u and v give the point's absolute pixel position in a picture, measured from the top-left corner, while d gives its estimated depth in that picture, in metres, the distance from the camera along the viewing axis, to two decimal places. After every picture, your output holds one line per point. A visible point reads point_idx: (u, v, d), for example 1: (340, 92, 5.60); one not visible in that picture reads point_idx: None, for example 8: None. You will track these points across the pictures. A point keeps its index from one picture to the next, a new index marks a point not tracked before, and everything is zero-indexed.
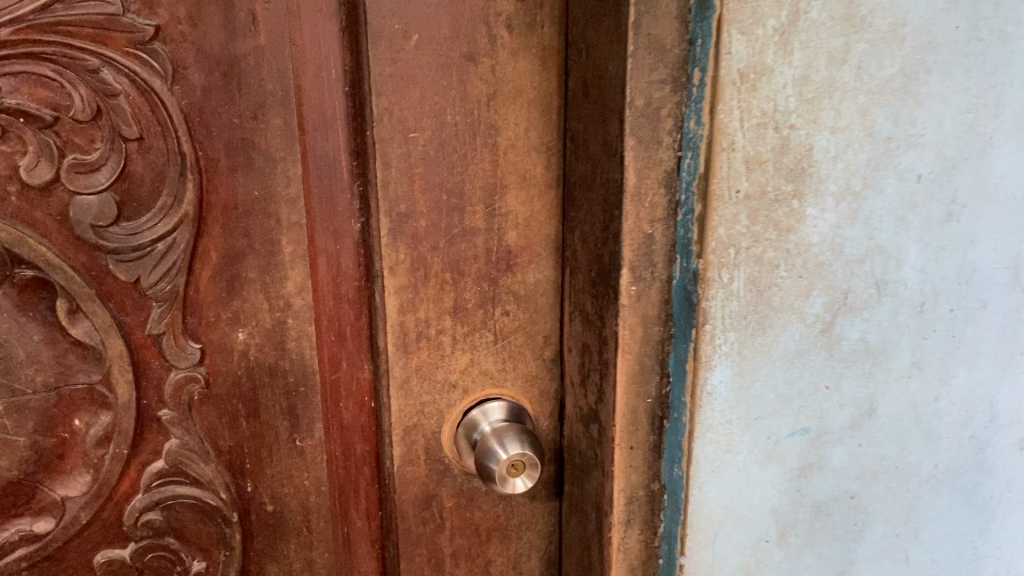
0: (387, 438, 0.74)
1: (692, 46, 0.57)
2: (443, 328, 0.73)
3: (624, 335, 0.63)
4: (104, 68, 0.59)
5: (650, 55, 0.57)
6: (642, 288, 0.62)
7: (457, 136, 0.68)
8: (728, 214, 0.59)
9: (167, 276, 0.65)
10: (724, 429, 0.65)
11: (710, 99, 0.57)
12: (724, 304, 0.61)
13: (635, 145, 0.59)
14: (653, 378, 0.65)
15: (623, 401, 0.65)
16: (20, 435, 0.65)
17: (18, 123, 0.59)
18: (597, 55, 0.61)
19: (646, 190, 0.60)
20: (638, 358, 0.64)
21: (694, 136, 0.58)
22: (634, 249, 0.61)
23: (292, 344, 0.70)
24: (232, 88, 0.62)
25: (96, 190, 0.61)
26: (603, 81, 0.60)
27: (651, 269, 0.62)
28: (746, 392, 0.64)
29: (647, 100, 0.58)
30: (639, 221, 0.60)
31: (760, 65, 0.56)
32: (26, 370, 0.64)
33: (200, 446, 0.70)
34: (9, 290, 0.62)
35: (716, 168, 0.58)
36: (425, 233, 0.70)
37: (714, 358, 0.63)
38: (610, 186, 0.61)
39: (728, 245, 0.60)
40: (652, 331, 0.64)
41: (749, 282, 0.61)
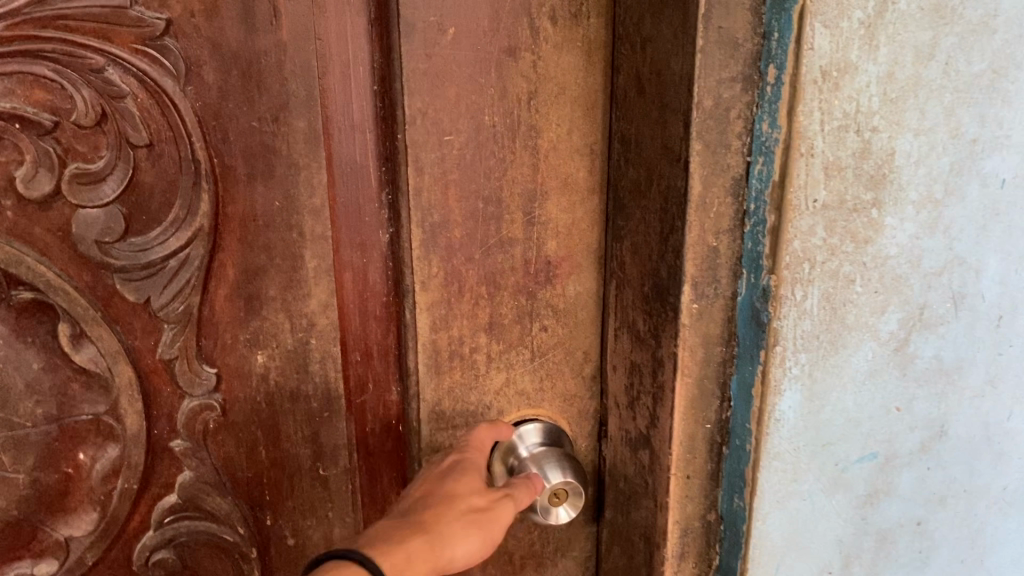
0: (415, 465, 0.68)
1: (767, 40, 0.51)
2: (478, 346, 0.67)
3: (684, 357, 0.58)
4: (109, 67, 0.53)
5: (721, 51, 0.51)
6: (704, 306, 0.57)
7: (495, 138, 0.62)
8: (804, 225, 0.53)
9: (182, 296, 0.59)
10: (790, 457, 0.60)
11: (787, 99, 0.51)
12: (796, 323, 0.56)
13: (702, 150, 0.53)
14: (713, 403, 0.60)
15: (679, 428, 0.60)
16: (19, 473, 0.59)
17: (14, 130, 0.52)
18: (659, 49, 0.55)
19: (712, 199, 0.54)
20: (698, 382, 0.59)
21: (767, 139, 0.53)
22: (697, 263, 0.55)
23: (315, 367, 0.64)
24: (251, 88, 0.56)
25: (102, 203, 0.55)
26: (663, 79, 0.55)
27: (714, 285, 0.57)
28: (814, 416, 0.59)
29: (715, 100, 0.52)
30: (704, 232, 0.55)
31: (843, 62, 0.50)
32: (24, 402, 0.58)
33: (216, 478, 0.64)
34: (6, 313, 0.56)
35: (793, 176, 0.52)
36: (460, 245, 0.64)
37: (783, 381, 0.57)
38: (671, 194, 0.55)
39: (803, 259, 0.54)
40: (714, 352, 0.58)
41: (823, 299, 0.56)
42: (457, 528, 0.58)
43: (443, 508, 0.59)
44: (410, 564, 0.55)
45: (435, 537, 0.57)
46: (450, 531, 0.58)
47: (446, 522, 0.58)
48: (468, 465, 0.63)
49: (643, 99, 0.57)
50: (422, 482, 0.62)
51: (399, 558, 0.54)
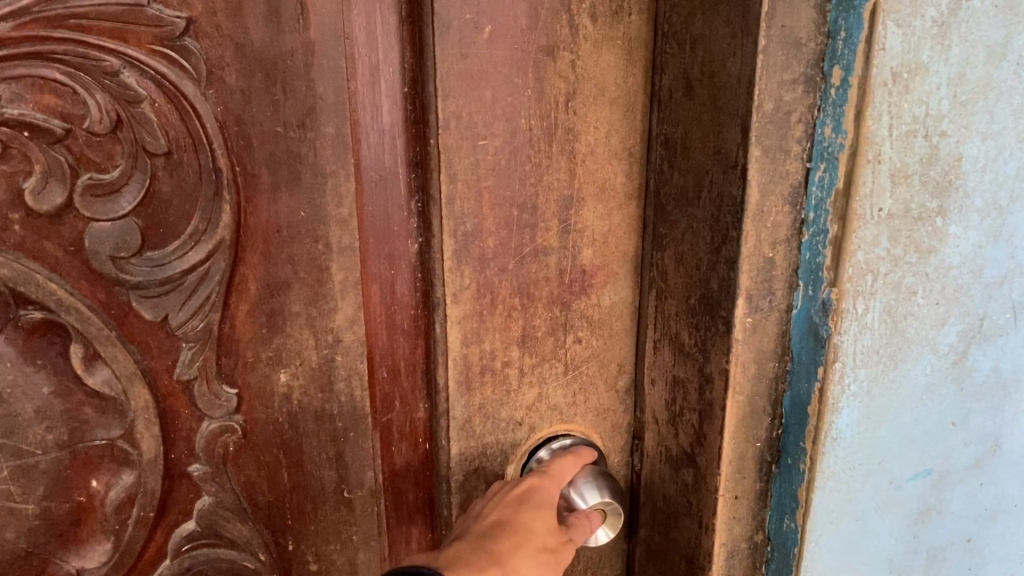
0: (445, 484, 0.65)
1: (832, 40, 0.48)
2: (510, 360, 0.64)
3: (736, 373, 0.54)
4: (125, 70, 0.49)
5: (784, 51, 0.48)
6: (758, 320, 0.54)
7: (531, 142, 0.58)
8: (868, 236, 0.50)
9: (203, 313, 0.55)
10: (845, 477, 0.57)
11: (855, 102, 0.48)
12: (857, 338, 0.53)
13: (760, 156, 0.49)
14: (764, 421, 0.57)
15: (730, 447, 0.56)
16: (28, 503, 0.55)
17: (22, 138, 0.48)
18: (716, 48, 0.51)
19: (769, 207, 0.51)
20: (750, 399, 0.56)
21: (830, 145, 0.50)
22: (753, 275, 0.52)
23: (340, 386, 0.61)
24: (276, 90, 0.52)
25: (117, 217, 0.51)
26: (717, 80, 0.51)
27: (769, 298, 0.53)
28: (871, 434, 0.56)
29: (776, 103, 0.48)
30: (760, 243, 0.51)
31: (915, 63, 0.48)
32: (34, 429, 0.54)
33: (236, 503, 0.61)
34: (13, 335, 0.51)
35: (859, 184, 0.49)
36: (494, 254, 0.60)
37: (841, 400, 0.54)
38: (724, 202, 0.52)
39: (866, 271, 0.51)
40: (767, 368, 0.56)
41: (884, 313, 0.53)
42: (526, 562, 0.57)
43: (518, 540, 0.57)
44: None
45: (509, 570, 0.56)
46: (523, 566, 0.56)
47: (521, 557, 0.57)
48: (541, 497, 0.61)
49: (692, 101, 0.54)
50: (489, 511, 0.60)
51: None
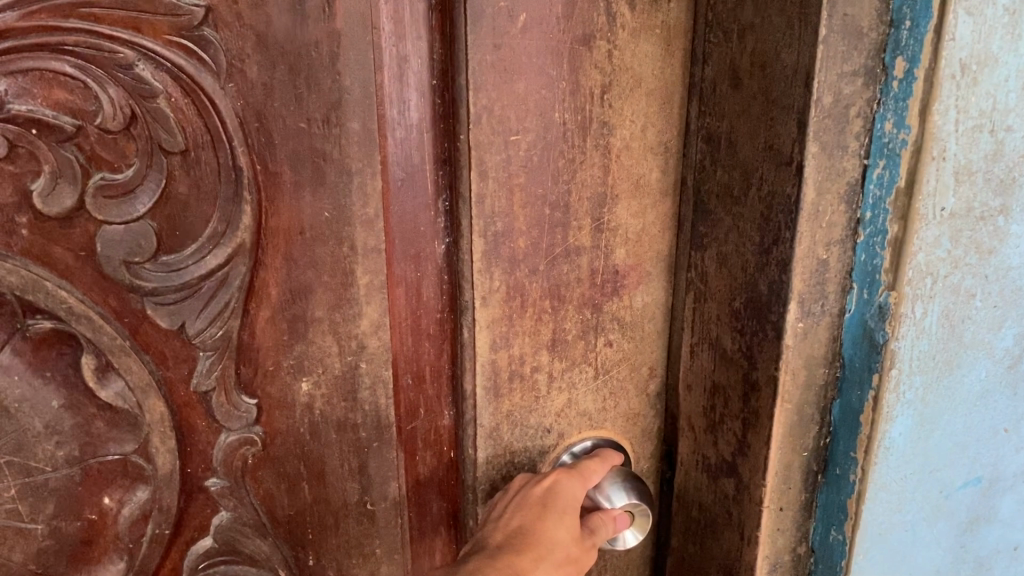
0: (470, 496, 0.62)
1: (896, 29, 0.47)
2: (539, 365, 0.61)
3: (786, 381, 0.53)
4: (140, 63, 0.46)
5: (845, 41, 0.46)
6: (810, 325, 0.52)
7: (564, 137, 0.55)
8: (929, 237, 0.49)
9: (221, 319, 0.52)
10: (896, 486, 0.56)
11: (920, 96, 0.46)
12: (914, 344, 0.51)
13: (818, 152, 0.48)
14: (812, 429, 0.56)
15: (777, 457, 0.55)
16: (37, 523, 0.52)
17: (30, 136, 0.45)
18: (772, 37, 0.49)
19: (825, 207, 0.50)
20: (800, 405, 0.54)
21: (890, 141, 0.48)
22: (806, 277, 0.51)
23: (364, 394, 0.58)
24: (300, 83, 0.49)
25: (131, 220, 0.48)
26: (770, 71, 0.50)
27: (821, 302, 0.52)
28: (923, 441, 0.55)
29: (835, 97, 0.47)
30: (815, 243, 0.50)
31: (983, 54, 0.46)
32: (43, 444, 0.51)
33: (255, 518, 0.58)
34: (19, 346, 0.49)
35: (923, 182, 0.48)
36: (524, 255, 0.57)
37: (895, 409, 0.53)
38: (777, 200, 0.51)
39: (925, 274, 0.50)
40: (817, 374, 0.54)
41: (942, 316, 0.52)
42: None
43: (538, 553, 0.55)
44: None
45: None
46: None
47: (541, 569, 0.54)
48: (561, 499, 0.58)
49: (742, 91, 0.53)
50: (512, 518, 0.56)
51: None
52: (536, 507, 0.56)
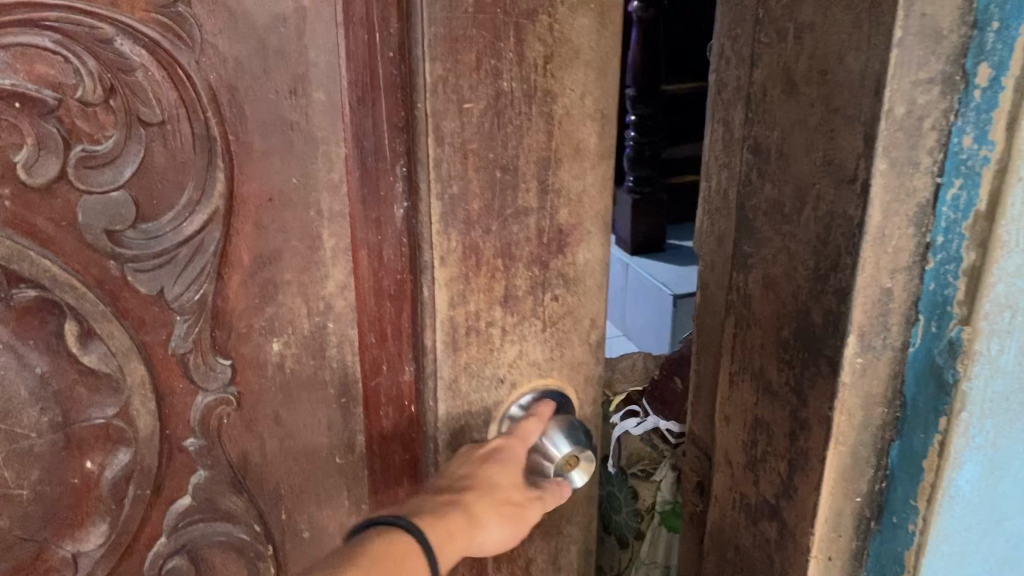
0: (433, 446, 0.64)
1: (981, 32, 0.54)
2: (493, 319, 0.65)
3: (842, 420, 0.63)
4: (118, 38, 0.48)
5: (922, 43, 0.54)
6: (868, 359, 0.62)
7: (513, 105, 0.60)
8: (1006, 266, 0.58)
9: (197, 283, 0.54)
10: (959, 529, 0.66)
11: (1006, 104, 0.54)
12: (987, 381, 0.61)
13: (886, 169, 0.56)
14: (867, 474, 0.67)
15: (827, 502, 0.66)
16: (24, 488, 0.54)
17: (13, 109, 0.47)
18: (835, 45, 0.58)
19: (891, 230, 0.58)
20: (853, 448, 0.65)
21: (969, 161, 0.57)
22: (868, 307, 0.60)
23: (332, 352, 0.61)
24: (269, 54, 0.52)
25: (110, 189, 0.50)
26: (831, 79, 0.58)
27: (883, 336, 0.62)
28: (992, 488, 0.65)
29: (909, 106, 0.55)
30: (878, 272, 0.59)
31: None
32: (28, 411, 0.53)
33: (230, 477, 0.60)
34: (4, 314, 0.50)
35: (1005, 208, 0.56)
36: (478, 217, 0.61)
37: (963, 453, 0.62)
38: (839, 222, 0.59)
39: (1000, 306, 0.58)
40: (874, 415, 0.65)
41: (1016, 354, 0.61)
42: (491, 514, 0.60)
43: (482, 492, 0.60)
44: (451, 540, 0.56)
45: (472, 518, 0.58)
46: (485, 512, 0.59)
47: (485, 504, 0.60)
48: (507, 457, 0.63)
49: (800, 100, 0.62)
50: (458, 464, 0.62)
51: (444, 532, 0.56)
52: (479, 456, 0.62)
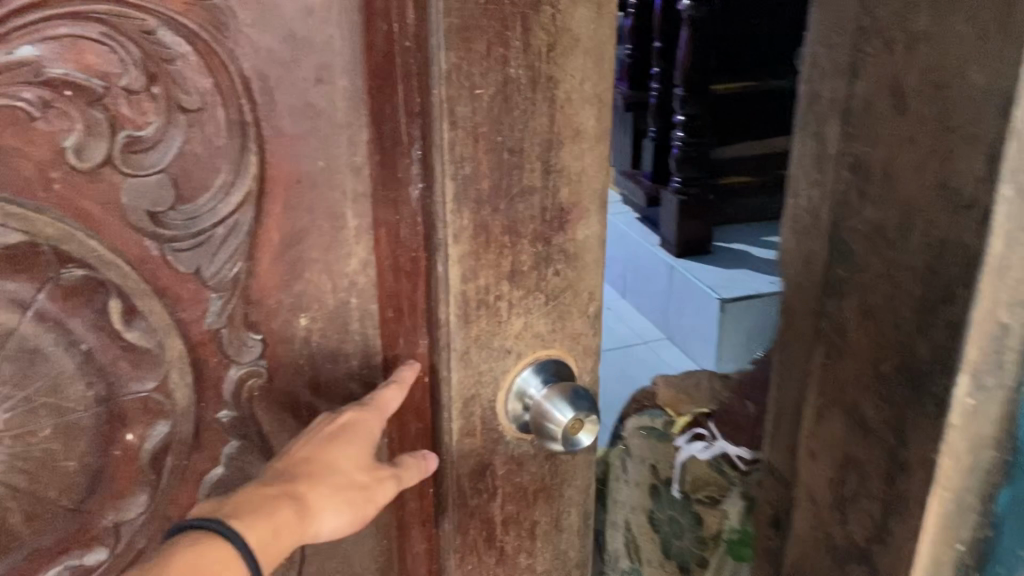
0: (444, 413, 0.72)
1: None
2: (501, 294, 0.70)
3: (944, 466, 0.71)
4: (161, 29, 0.51)
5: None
6: (981, 398, 0.69)
7: (520, 90, 0.64)
8: None
9: (232, 260, 0.58)
10: None
11: None
12: None
13: (1011, 201, 0.63)
14: (977, 512, 0.74)
15: (927, 543, 0.75)
16: (70, 460, 0.56)
17: (64, 97, 0.50)
18: (955, 57, 0.68)
19: (1014, 260, 0.64)
20: (956, 493, 0.72)
21: None
22: (980, 341, 0.67)
23: (354, 326, 0.65)
24: (298, 42, 0.56)
25: (153, 171, 0.53)
26: (951, 87, 0.68)
27: (995, 372, 0.68)
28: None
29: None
30: (992, 309, 0.66)
31: None
32: (75, 385, 0.55)
33: (259, 447, 0.63)
34: (52, 293, 0.53)
35: None
36: (487, 196, 0.65)
37: None
38: (958, 247, 0.68)
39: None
40: (984, 453, 0.71)
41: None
42: (327, 502, 0.58)
43: (314, 479, 0.58)
44: (278, 538, 0.54)
45: (304, 510, 0.56)
46: (321, 501, 0.58)
47: (319, 493, 0.58)
48: (358, 433, 0.61)
49: (912, 115, 0.74)
50: (305, 449, 0.59)
51: (266, 531, 0.53)
52: (323, 438, 0.60)
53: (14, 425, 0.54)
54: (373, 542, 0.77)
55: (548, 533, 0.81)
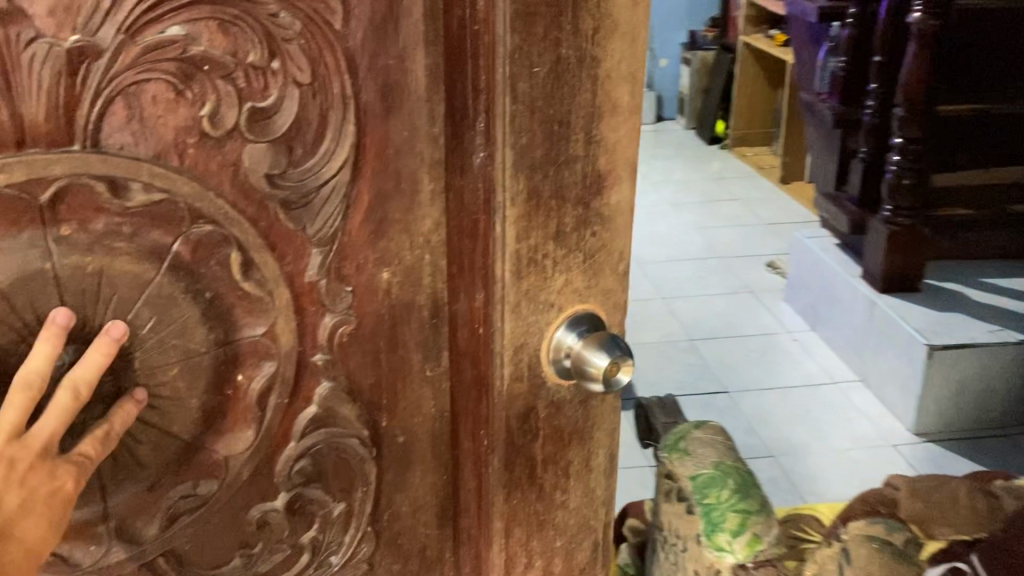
0: (499, 357, 0.72)
1: None
2: (547, 252, 0.71)
3: None
4: (282, 12, 0.58)
5: None
6: None
7: (568, 70, 0.65)
8: None
9: (332, 216, 0.65)
10: None
11: None
12: None
13: None
14: None
15: None
16: (193, 397, 0.64)
17: (203, 72, 0.57)
18: None
19: None
20: None
21: None
22: None
23: (427, 281, 0.73)
24: (389, 27, 0.63)
25: (271, 139, 0.61)
26: None
27: None
28: None
29: None
30: None
31: None
32: (199, 330, 0.62)
33: (346, 388, 0.71)
34: (182, 248, 0.60)
35: None
36: (540, 163, 0.68)
37: None
38: None
39: None
40: None
41: None
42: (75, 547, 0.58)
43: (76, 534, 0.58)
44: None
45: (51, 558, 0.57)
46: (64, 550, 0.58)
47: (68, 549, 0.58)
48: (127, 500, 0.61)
49: None
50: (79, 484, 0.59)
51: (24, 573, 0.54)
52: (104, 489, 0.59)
53: (150, 362, 0.61)
54: (433, 478, 0.81)
55: (580, 474, 0.82)
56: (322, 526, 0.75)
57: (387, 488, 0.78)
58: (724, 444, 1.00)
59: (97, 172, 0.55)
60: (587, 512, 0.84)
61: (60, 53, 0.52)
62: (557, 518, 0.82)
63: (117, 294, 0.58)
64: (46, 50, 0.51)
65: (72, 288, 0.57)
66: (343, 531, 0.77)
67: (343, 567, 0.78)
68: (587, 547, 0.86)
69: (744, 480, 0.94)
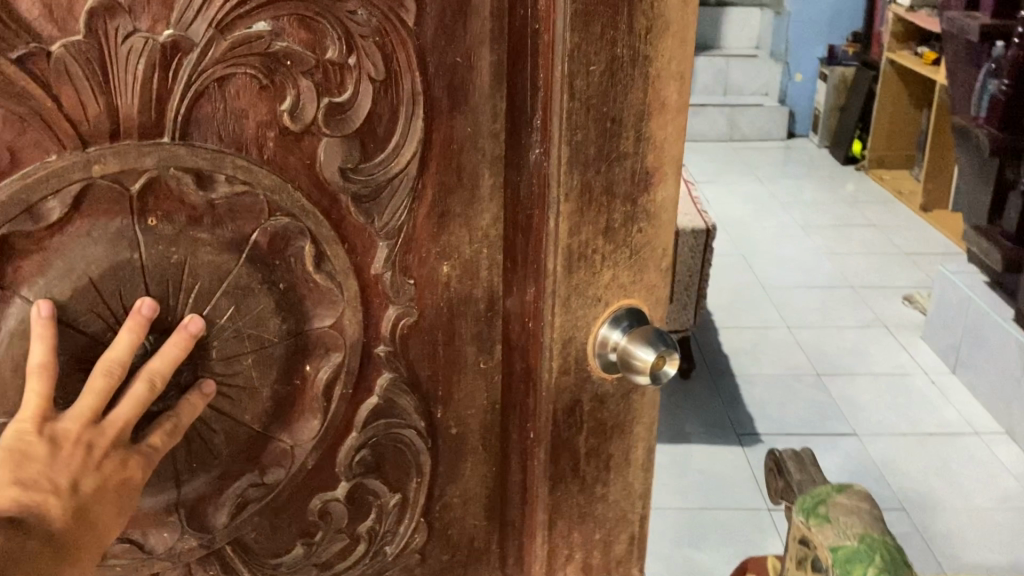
0: (546, 348, 0.73)
1: None
2: (597, 248, 0.70)
3: None
4: (360, 10, 0.59)
5: None
6: None
7: (620, 69, 0.64)
8: None
9: (400, 210, 0.67)
10: None
11: None
12: None
13: None
14: None
15: None
16: (265, 385, 0.65)
17: (285, 67, 0.58)
18: None
19: None
20: None
21: None
22: None
23: (484, 274, 0.74)
24: (458, 26, 0.64)
25: (347, 134, 0.62)
26: None
27: None
28: None
29: None
30: None
31: None
32: (274, 320, 0.64)
33: (406, 377, 0.73)
34: (261, 240, 0.61)
35: None
36: (592, 159, 0.67)
37: None
38: None
39: None
40: None
41: None
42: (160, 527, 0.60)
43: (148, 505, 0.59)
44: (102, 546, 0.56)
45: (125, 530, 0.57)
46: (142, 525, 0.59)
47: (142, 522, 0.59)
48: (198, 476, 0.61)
49: None
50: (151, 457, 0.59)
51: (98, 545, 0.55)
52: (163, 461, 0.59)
53: (227, 352, 0.62)
54: (484, 468, 0.82)
55: (620, 468, 0.80)
56: (378, 515, 0.77)
57: (439, 478, 0.80)
58: (870, 511, 0.88)
59: (184, 163, 0.56)
60: (626, 506, 0.83)
61: (154, 46, 0.53)
62: (598, 510, 0.82)
63: (199, 284, 0.59)
64: (142, 44, 0.52)
65: (156, 278, 0.58)
66: (398, 520, 0.78)
67: (397, 556, 0.80)
68: (626, 539, 0.84)
69: (894, 559, 0.83)
